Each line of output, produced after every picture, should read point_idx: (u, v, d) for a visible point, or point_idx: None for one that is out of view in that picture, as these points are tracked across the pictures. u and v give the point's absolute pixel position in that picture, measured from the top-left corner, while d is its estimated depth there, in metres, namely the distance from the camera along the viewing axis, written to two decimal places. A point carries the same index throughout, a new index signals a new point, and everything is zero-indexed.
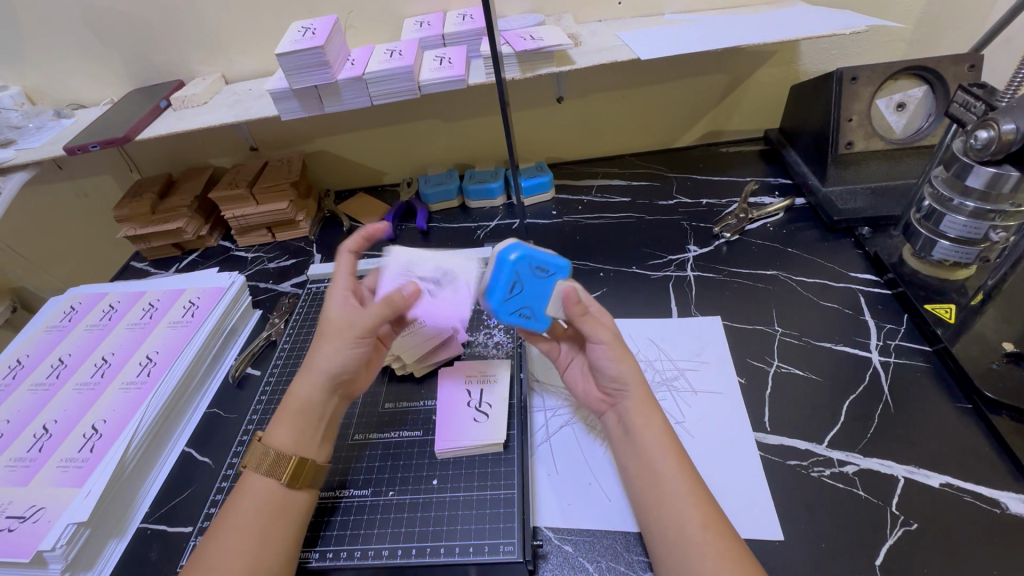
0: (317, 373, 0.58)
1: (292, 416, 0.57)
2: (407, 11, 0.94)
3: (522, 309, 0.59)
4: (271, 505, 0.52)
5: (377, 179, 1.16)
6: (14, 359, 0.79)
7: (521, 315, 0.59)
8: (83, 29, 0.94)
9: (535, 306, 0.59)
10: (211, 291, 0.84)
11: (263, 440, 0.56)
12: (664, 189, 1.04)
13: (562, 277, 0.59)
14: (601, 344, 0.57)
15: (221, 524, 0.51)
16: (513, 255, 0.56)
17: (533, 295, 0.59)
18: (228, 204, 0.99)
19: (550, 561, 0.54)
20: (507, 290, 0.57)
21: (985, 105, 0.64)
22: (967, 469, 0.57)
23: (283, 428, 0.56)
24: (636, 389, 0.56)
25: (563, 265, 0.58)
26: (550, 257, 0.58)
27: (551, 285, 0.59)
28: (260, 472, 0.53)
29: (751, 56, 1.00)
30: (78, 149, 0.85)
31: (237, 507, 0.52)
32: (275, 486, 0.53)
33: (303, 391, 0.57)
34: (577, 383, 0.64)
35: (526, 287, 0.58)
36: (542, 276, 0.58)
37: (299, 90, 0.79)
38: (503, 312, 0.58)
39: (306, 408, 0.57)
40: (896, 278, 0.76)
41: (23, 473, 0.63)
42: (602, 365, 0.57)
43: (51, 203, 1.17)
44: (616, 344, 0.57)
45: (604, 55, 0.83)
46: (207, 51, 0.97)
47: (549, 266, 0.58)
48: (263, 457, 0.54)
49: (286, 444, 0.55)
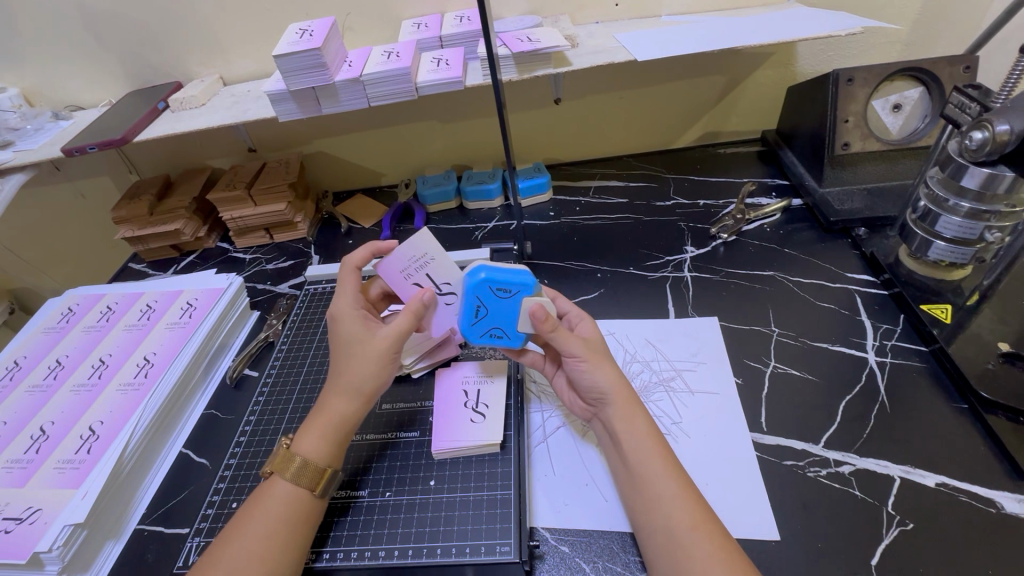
0: (353, 388, 0.57)
1: (326, 428, 0.57)
2: (404, 12, 0.94)
3: (493, 330, 0.60)
4: (296, 513, 0.52)
5: (375, 180, 1.16)
6: (11, 360, 0.79)
7: (493, 334, 0.60)
8: (82, 31, 0.94)
9: (505, 325, 0.60)
10: (209, 293, 0.85)
11: (293, 447, 0.55)
12: (662, 190, 1.04)
13: (528, 295, 0.58)
14: (574, 357, 0.57)
15: (242, 525, 0.51)
16: (478, 277, 0.58)
17: (502, 316, 0.59)
18: (226, 206, 0.99)
19: (547, 561, 0.54)
20: (474, 313, 0.59)
21: (981, 105, 0.64)
22: (963, 469, 0.57)
23: (315, 439, 0.56)
24: (617, 394, 0.56)
25: (529, 283, 0.58)
26: (511, 275, 0.58)
27: (517, 303, 0.58)
28: (288, 478, 0.53)
29: (747, 57, 1.01)
30: (77, 150, 0.85)
31: (260, 511, 0.52)
32: (303, 495, 0.53)
33: (339, 406, 0.57)
34: (564, 393, 0.64)
35: (492, 309, 0.59)
36: (506, 297, 0.58)
37: (296, 91, 0.79)
38: (472, 333, 0.60)
39: (341, 421, 0.57)
40: (892, 278, 0.76)
41: (20, 475, 0.63)
42: (580, 378, 0.58)
43: (49, 204, 1.17)
44: (591, 355, 0.57)
45: (601, 56, 0.83)
46: (205, 53, 0.97)
47: (511, 285, 0.57)
48: (292, 464, 0.54)
49: (318, 455, 0.55)
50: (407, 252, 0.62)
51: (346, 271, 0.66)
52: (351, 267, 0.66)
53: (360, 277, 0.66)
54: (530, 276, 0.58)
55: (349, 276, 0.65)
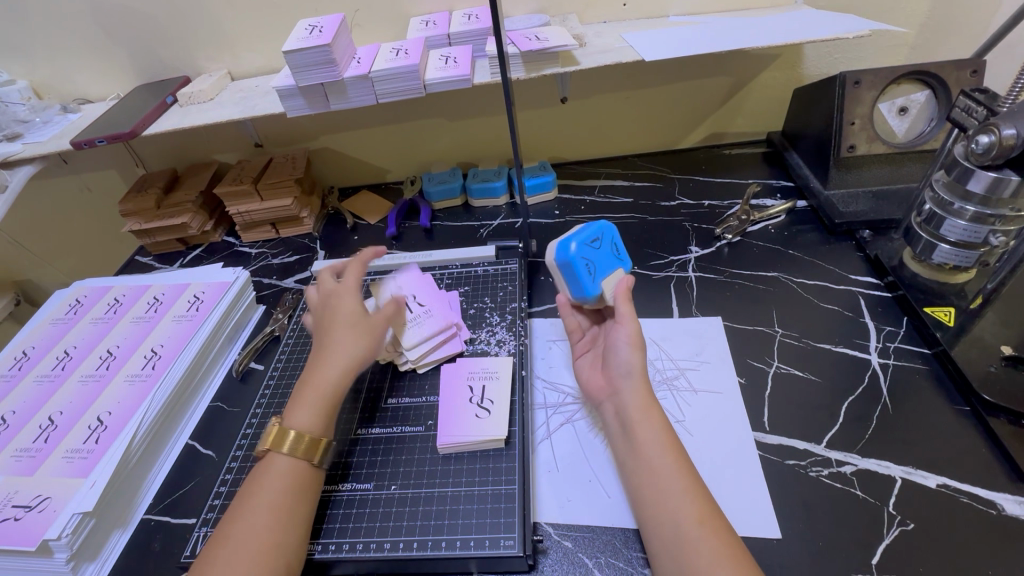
0: (340, 359, 0.60)
1: (318, 400, 0.58)
2: (413, 10, 0.95)
3: (587, 265, 0.64)
4: (299, 484, 0.53)
5: (381, 177, 1.17)
6: (19, 350, 0.80)
7: (584, 266, 0.64)
8: (92, 24, 0.95)
9: (596, 271, 0.65)
10: (215, 286, 0.85)
11: (286, 423, 0.56)
12: (667, 190, 1.04)
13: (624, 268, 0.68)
14: (620, 323, 0.62)
15: (242, 508, 0.51)
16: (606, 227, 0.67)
17: (601, 263, 0.66)
18: (233, 200, 1.00)
19: (550, 556, 0.54)
20: (589, 241, 0.65)
21: (987, 110, 0.64)
22: (964, 471, 0.57)
23: (308, 412, 0.57)
24: (638, 377, 0.59)
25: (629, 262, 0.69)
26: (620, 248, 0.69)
27: (614, 265, 0.67)
28: (285, 452, 0.54)
29: (754, 58, 1.01)
30: (85, 143, 0.86)
31: (259, 493, 0.52)
32: (301, 465, 0.54)
33: (330, 377, 0.59)
34: (586, 370, 0.67)
35: (601, 252, 0.66)
36: (614, 255, 0.67)
37: (305, 87, 0.79)
38: (575, 253, 0.63)
39: (330, 392, 0.58)
40: (896, 281, 0.76)
41: (29, 463, 0.64)
42: (618, 349, 0.61)
43: (56, 197, 1.18)
44: (634, 333, 0.61)
45: (608, 56, 0.83)
46: (213, 48, 0.98)
47: (619, 252, 0.68)
48: (287, 438, 0.55)
49: (310, 426, 0.56)
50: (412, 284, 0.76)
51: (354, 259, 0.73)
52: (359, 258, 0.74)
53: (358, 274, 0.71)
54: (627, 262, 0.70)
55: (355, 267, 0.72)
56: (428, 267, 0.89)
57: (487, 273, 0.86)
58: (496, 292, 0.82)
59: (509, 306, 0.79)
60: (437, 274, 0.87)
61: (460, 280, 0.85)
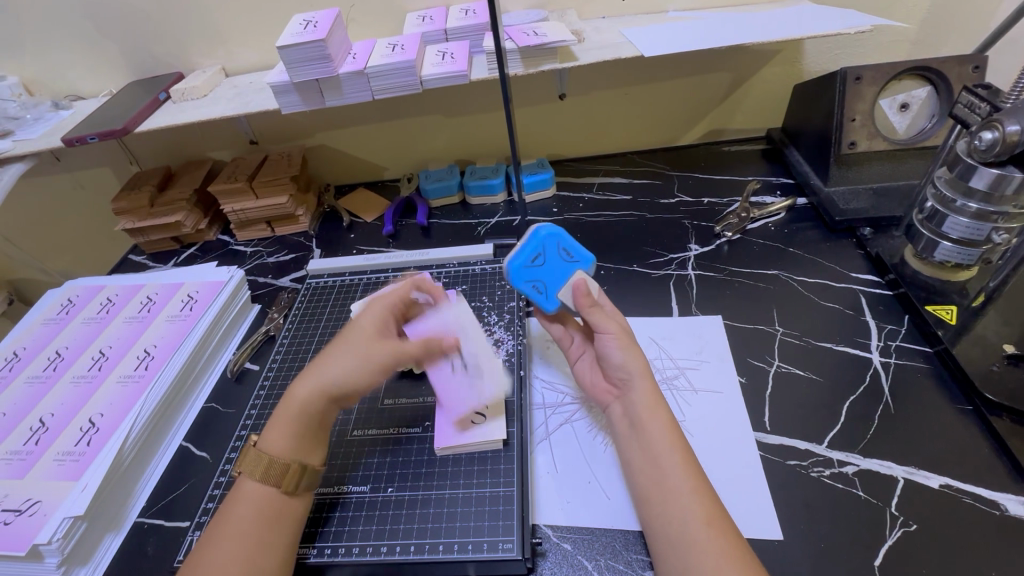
0: (321, 380, 0.57)
1: (290, 422, 0.56)
2: (409, 5, 0.93)
3: (535, 282, 0.61)
4: (269, 511, 0.52)
5: (377, 174, 1.16)
6: (10, 351, 0.79)
7: (534, 287, 0.61)
8: (83, 19, 0.93)
9: (548, 283, 0.61)
10: (209, 285, 0.84)
11: (258, 445, 0.55)
12: (666, 187, 1.04)
13: (585, 268, 0.61)
14: (607, 334, 0.58)
15: (216, 531, 0.51)
16: (542, 231, 0.61)
17: (551, 275, 0.61)
18: (227, 198, 0.99)
19: (549, 559, 0.53)
20: (529, 258, 0.61)
21: (990, 106, 0.63)
22: (967, 471, 0.57)
23: (280, 434, 0.55)
24: (643, 380, 0.56)
25: (589, 258, 0.61)
26: (576, 245, 0.61)
27: (570, 270, 0.61)
28: (253, 477, 0.53)
29: (754, 55, 1.00)
30: (76, 140, 0.84)
31: (234, 513, 0.51)
32: (273, 493, 0.53)
33: (301, 396, 0.57)
34: (586, 372, 0.65)
35: (549, 263, 0.61)
36: (568, 260, 0.61)
37: (300, 83, 0.78)
38: (517, 277, 0.61)
39: (303, 414, 0.56)
40: (897, 279, 0.76)
41: (19, 466, 0.63)
42: (609, 355, 0.58)
43: (49, 195, 1.16)
44: (622, 335, 0.58)
45: (606, 52, 0.82)
46: (207, 43, 0.96)
47: (574, 252, 0.61)
48: (256, 463, 0.54)
49: (281, 451, 0.54)
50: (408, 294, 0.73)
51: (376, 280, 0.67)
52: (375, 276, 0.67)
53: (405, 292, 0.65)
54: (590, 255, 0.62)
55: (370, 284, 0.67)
56: (425, 266, 0.88)
57: (484, 271, 0.85)
58: (494, 291, 0.82)
59: (507, 305, 0.79)
60: (434, 272, 0.86)
61: (458, 279, 0.84)
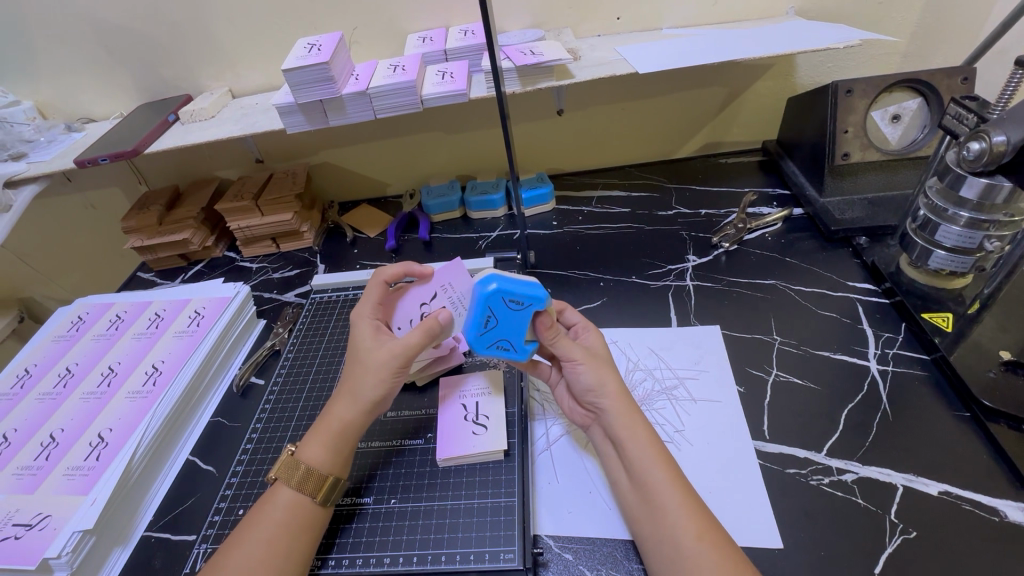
0: (355, 394, 0.59)
1: (330, 436, 0.58)
2: (410, 27, 0.96)
3: (500, 342, 0.60)
4: (298, 520, 0.53)
5: (380, 190, 1.18)
6: (22, 368, 0.81)
7: (499, 346, 0.60)
8: (96, 46, 0.97)
9: (512, 337, 0.59)
10: (216, 301, 0.86)
11: (296, 455, 0.56)
12: (664, 199, 1.05)
13: (539, 307, 0.57)
14: (574, 361, 0.59)
15: (243, 535, 0.51)
16: (488, 289, 0.57)
17: (512, 328, 0.58)
18: (233, 216, 1.01)
19: (551, 568, 0.54)
20: (482, 324, 0.58)
21: (977, 116, 0.64)
22: (965, 478, 0.57)
23: (318, 446, 0.57)
24: (616, 398, 0.57)
25: (542, 297, 0.56)
26: (524, 289, 0.56)
27: (528, 315, 0.57)
28: (292, 485, 0.54)
29: (749, 69, 1.02)
30: (88, 162, 0.87)
31: (263, 518, 0.52)
32: (304, 502, 0.54)
33: (341, 413, 0.58)
34: (563, 400, 0.65)
35: (502, 321, 0.58)
36: (517, 310, 0.57)
37: (303, 104, 0.81)
38: (479, 345, 0.59)
39: (341, 429, 0.58)
40: (893, 287, 0.77)
41: (29, 481, 0.64)
42: (583, 380, 0.58)
43: (60, 214, 1.19)
44: (590, 359, 0.59)
45: (602, 69, 0.84)
46: (215, 66, 1.00)
47: (522, 298, 0.56)
48: (296, 471, 0.55)
49: (321, 463, 0.56)
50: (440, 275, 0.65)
51: (375, 282, 0.66)
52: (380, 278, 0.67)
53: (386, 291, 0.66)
54: (542, 288, 0.57)
55: (376, 288, 0.66)
56: None
57: None
58: None
59: None
60: None
61: None
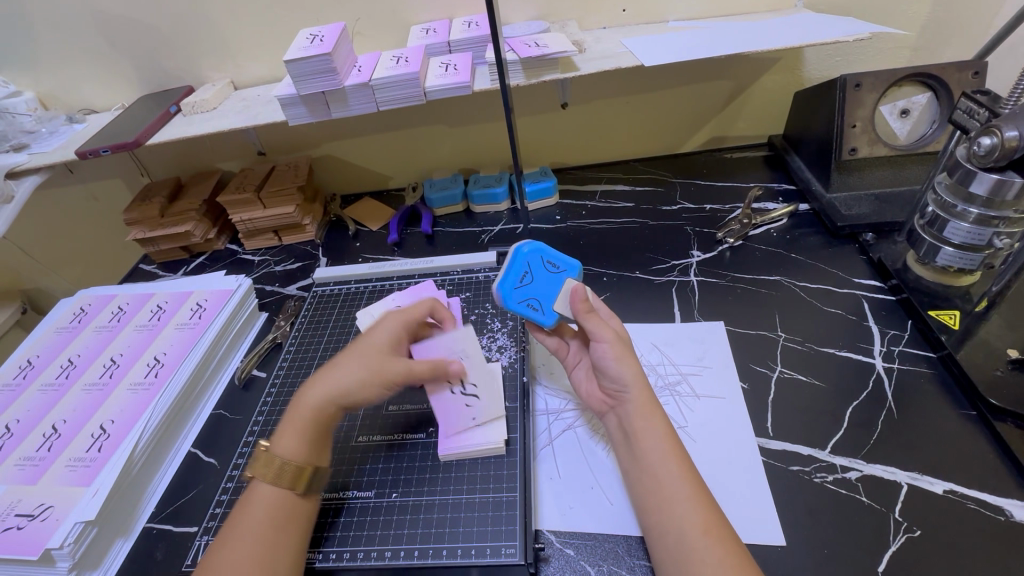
0: (341, 390, 0.58)
1: (302, 426, 0.57)
2: (413, 18, 0.95)
3: (531, 301, 0.63)
4: (282, 514, 0.53)
5: (382, 183, 1.17)
6: (24, 359, 0.81)
7: (529, 305, 0.62)
8: (97, 37, 0.96)
9: (543, 299, 0.62)
10: (217, 294, 0.86)
11: (271, 449, 0.56)
12: (668, 194, 1.04)
13: (572, 276, 0.64)
14: (602, 343, 0.58)
15: (231, 532, 0.51)
16: (526, 249, 0.64)
17: (542, 290, 0.63)
18: (235, 208, 1.00)
19: (552, 564, 0.54)
20: (519, 278, 0.63)
21: (989, 112, 0.63)
22: (971, 477, 0.56)
23: (295, 439, 0.56)
24: (638, 391, 0.56)
25: (575, 267, 0.64)
26: (561, 257, 0.64)
27: (560, 282, 0.63)
28: (271, 481, 0.54)
29: (755, 63, 1.01)
30: (90, 153, 0.86)
31: (244, 516, 0.52)
32: (286, 494, 0.54)
33: (314, 402, 0.58)
34: (582, 384, 0.65)
35: (537, 279, 0.63)
36: (554, 271, 0.63)
37: (306, 96, 0.80)
38: (510, 299, 0.62)
39: (321, 422, 0.58)
40: (900, 284, 0.76)
41: (32, 471, 0.64)
42: (605, 365, 0.58)
43: (61, 206, 1.19)
44: (618, 343, 0.58)
45: (607, 61, 0.83)
46: (217, 57, 0.99)
47: (559, 263, 0.64)
48: (272, 467, 0.54)
49: (298, 455, 0.55)
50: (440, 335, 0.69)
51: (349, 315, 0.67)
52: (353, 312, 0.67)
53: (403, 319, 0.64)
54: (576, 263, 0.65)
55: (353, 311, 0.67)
56: (428, 274, 0.89)
57: (487, 278, 0.86)
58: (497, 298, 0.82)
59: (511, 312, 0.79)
60: (437, 280, 0.87)
61: (461, 286, 0.85)
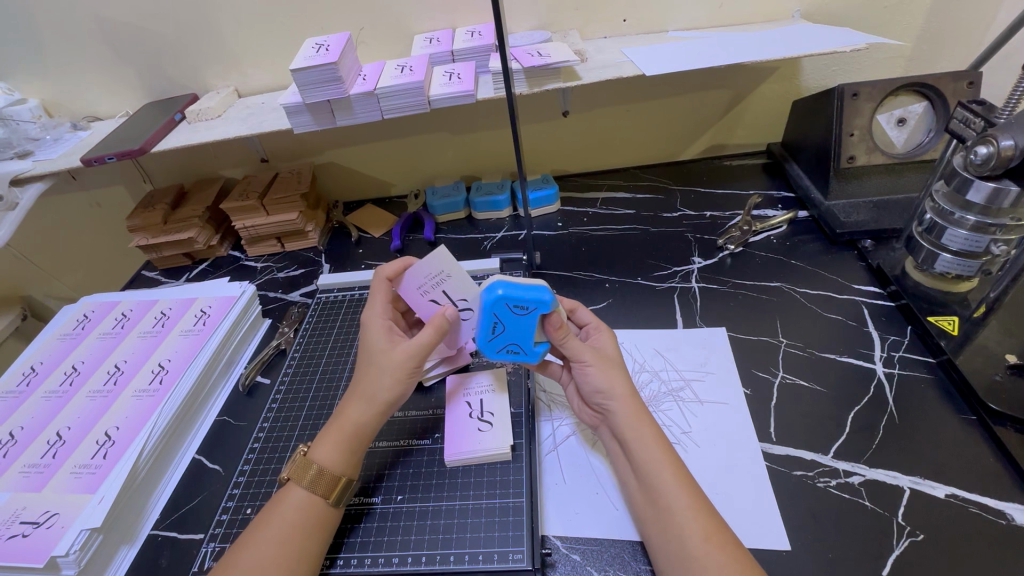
0: (370, 396, 0.59)
1: (343, 437, 0.57)
2: (417, 27, 0.96)
3: (510, 345, 0.61)
4: (309, 522, 0.53)
5: (385, 190, 1.18)
6: (27, 366, 0.81)
7: (509, 349, 0.61)
8: (103, 45, 0.97)
9: (521, 340, 0.60)
10: (222, 301, 0.86)
11: (309, 455, 0.56)
12: (669, 201, 1.05)
13: (545, 311, 0.57)
14: (582, 362, 0.60)
15: (256, 533, 0.52)
16: (493, 295, 0.57)
17: (519, 331, 0.59)
18: (238, 215, 1.01)
19: (559, 569, 0.54)
20: (490, 330, 0.59)
21: (984, 121, 0.65)
22: (972, 481, 0.57)
23: (333, 448, 0.56)
24: (625, 400, 0.57)
25: (547, 301, 0.57)
26: (529, 294, 0.56)
27: (534, 320, 0.58)
28: (305, 485, 0.54)
29: (754, 72, 1.02)
30: (95, 160, 0.87)
31: (275, 517, 0.53)
32: (317, 502, 0.54)
33: (355, 415, 0.58)
34: (574, 400, 0.66)
35: (510, 326, 0.59)
36: (523, 313, 0.58)
37: (311, 104, 0.81)
38: (489, 349, 0.61)
39: (355, 431, 0.58)
40: (899, 290, 0.77)
41: (36, 479, 0.64)
42: (589, 382, 0.60)
43: (64, 213, 1.19)
44: (600, 361, 0.60)
45: (609, 71, 0.85)
46: (221, 65, 1.00)
47: (527, 303, 0.57)
48: (308, 472, 0.55)
49: (335, 465, 0.56)
50: (424, 270, 0.65)
51: (377, 281, 0.67)
52: (384, 279, 0.67)
53: (391, 288, 0.67)
54: (547, 292, 0.57)
55: (382, 288, 0.67)
56: None
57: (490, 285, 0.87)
58: None
59: None
60: None
61: None
